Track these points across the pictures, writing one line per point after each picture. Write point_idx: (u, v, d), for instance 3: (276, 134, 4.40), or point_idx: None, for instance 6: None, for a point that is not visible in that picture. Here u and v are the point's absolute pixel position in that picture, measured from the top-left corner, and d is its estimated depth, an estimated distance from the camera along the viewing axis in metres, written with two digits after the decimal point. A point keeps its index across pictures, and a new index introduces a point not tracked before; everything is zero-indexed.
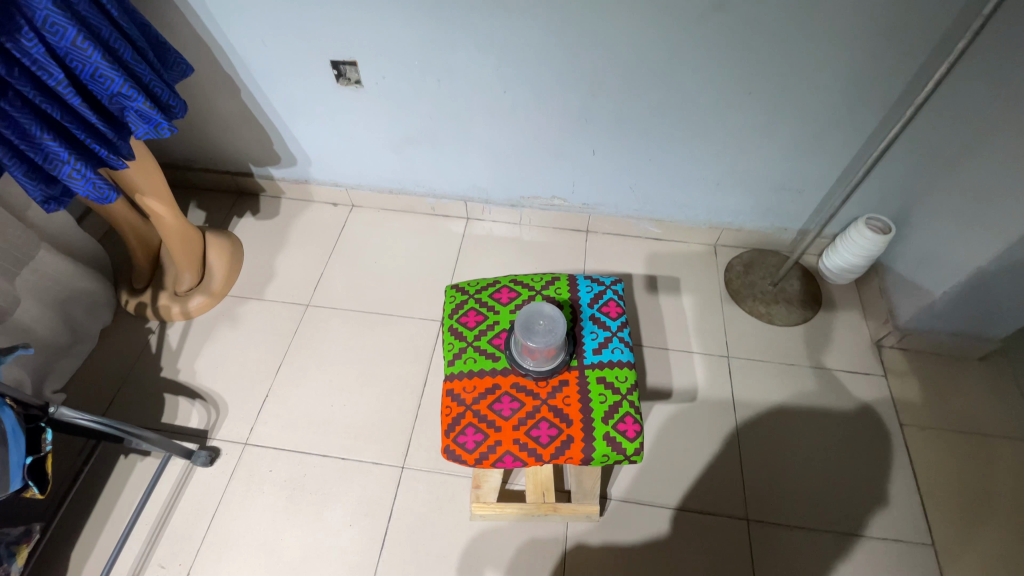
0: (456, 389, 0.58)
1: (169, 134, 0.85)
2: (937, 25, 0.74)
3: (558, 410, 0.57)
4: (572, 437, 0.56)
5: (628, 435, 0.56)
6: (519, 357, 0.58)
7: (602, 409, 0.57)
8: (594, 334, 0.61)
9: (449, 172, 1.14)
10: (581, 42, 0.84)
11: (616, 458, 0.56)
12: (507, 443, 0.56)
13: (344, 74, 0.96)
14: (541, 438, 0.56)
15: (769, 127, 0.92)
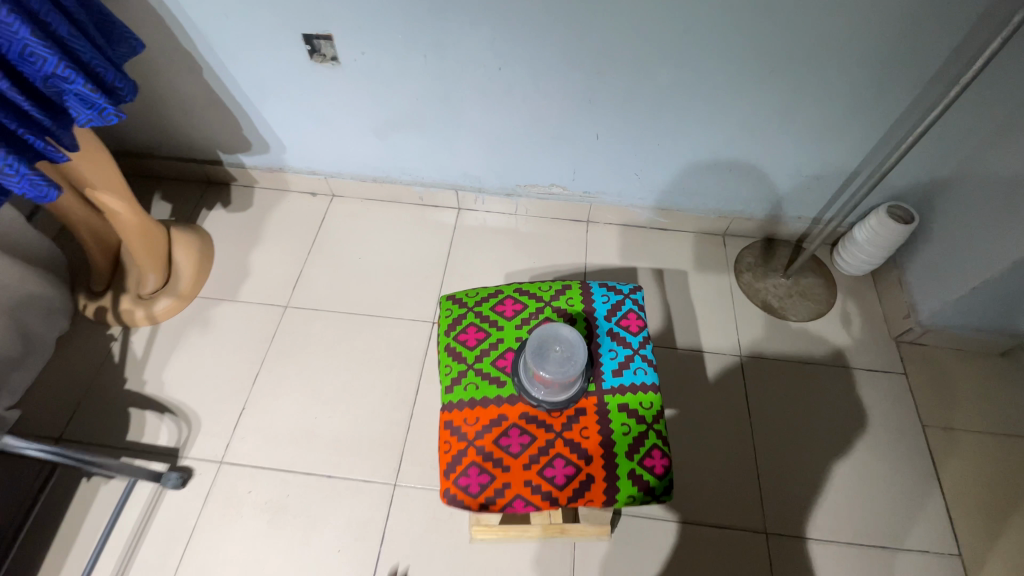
0: (457, 422, 0.56)
1: (116, 120, 0.74)
2: None
3: (575, 446, 0.54)
4: (591, 475, 0.53)
5: (655, 472, 0.54)
6: (527, 386, 0.56)
7: (627, 443, 0.55)
8: (615, 354, 0.59)
9: (438, 159, 1.04)
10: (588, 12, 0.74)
11: (643, 498, 0.54)
12: (516, 487, 0.53)
13: (318, 49, 0.86)
14: (555, 478, 0.53)
15: (790, 107, 0.85)
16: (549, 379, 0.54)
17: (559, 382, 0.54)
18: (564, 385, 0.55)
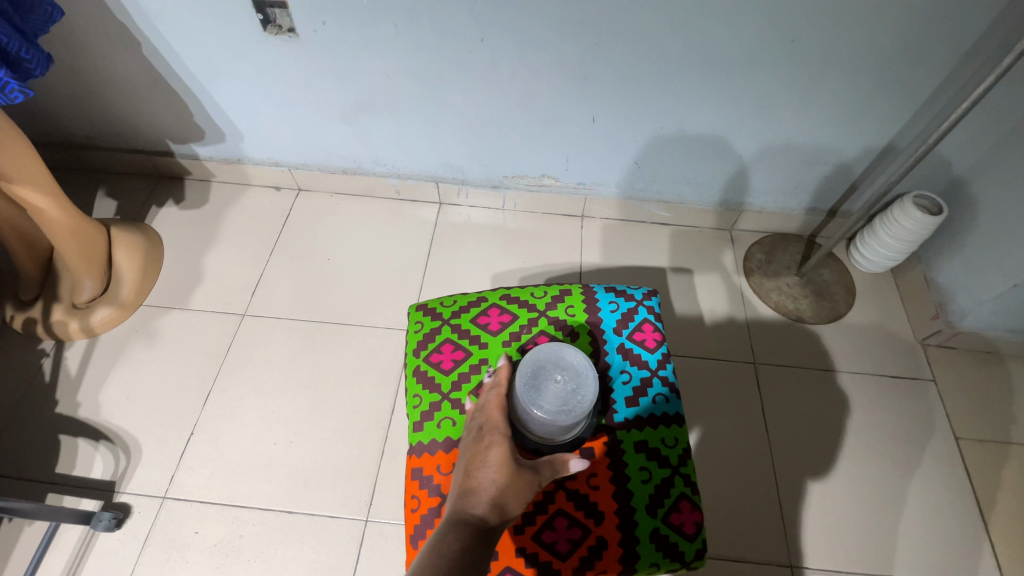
0: (429, 476, 0.53)
1: (22, 99, 0.62)
2: None
3: (581, 504, 0.51)
4: (602, 538, 0.50)
5: (685, 530, 0.51)
6: (520, 421, 0.53)
7: (649, 496, 0.52)
8: (629, 379, 0.57)
9: (415, 148, 0.94)
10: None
11: (672, 560, 0.50)
12: (507, 557, 0.49)
13: (272, 19, 0.74)
14: (559, 544, 0.50)
15: (810, 85, 0.75)
16: (544, 414, 0.51)
17: (557, 419, 0.51)
18: (562, 423, 0.51)
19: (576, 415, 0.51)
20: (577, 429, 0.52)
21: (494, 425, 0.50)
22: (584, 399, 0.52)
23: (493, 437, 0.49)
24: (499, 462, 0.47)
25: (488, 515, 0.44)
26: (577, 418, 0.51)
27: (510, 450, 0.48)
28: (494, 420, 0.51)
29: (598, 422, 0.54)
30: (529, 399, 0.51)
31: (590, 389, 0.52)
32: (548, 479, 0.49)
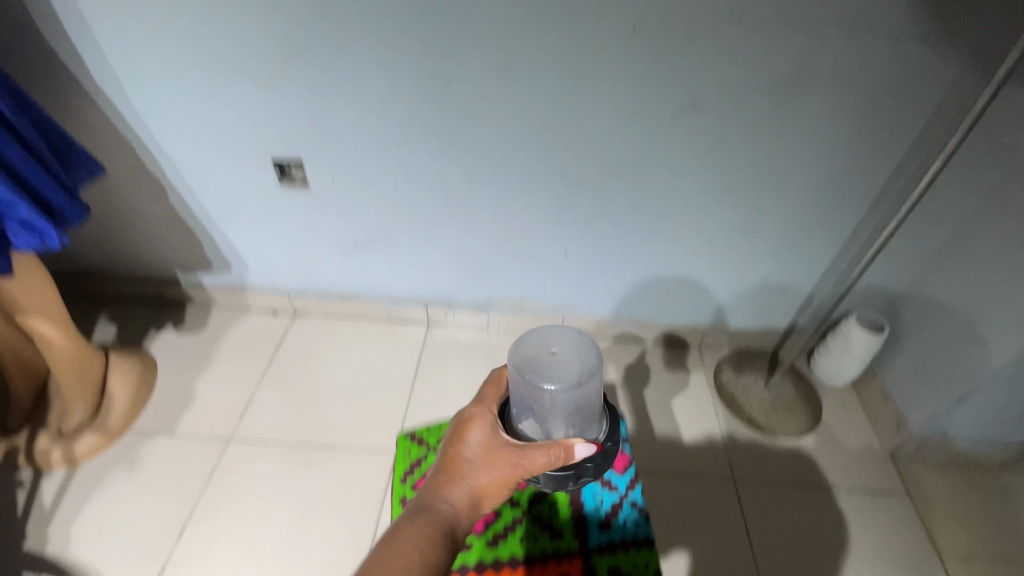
0: None
1: (59, 246, 0.70)
2: (910, 126, 0.73)
3: None
4: None
5: None
6: (518, 401, 0.52)
7: None
8: (603, 502, 0.68)
9: (406, 276, 1.02)
10: (558, 137, 0.78)
11: None
12: None
13: (288, 174, 0.87)
14: None
15: (752, 223, 0.87)
16: (544, 395, 0.49)
17: (558, 399, 0.49)
18: (564, 402, 0.49)
19: (580, 394, 0.49)
20: (583, 407, 0.51)
21: (472, 407, 0.52)
22: (590, 372, 0.49)
23: (469, 417, 0.51)
24: (468, 449, 0.49)
25: (450, 510, 0.47)
26: (583, 396, 0.50)
27: (495, 440, 0.49)
28: (489, 409, 0.52)
29: (601, 413, 0.54)
30: (527, 378, 0.49)
31: (596, 361, 0.50)
32: (527, 460, 0.47)
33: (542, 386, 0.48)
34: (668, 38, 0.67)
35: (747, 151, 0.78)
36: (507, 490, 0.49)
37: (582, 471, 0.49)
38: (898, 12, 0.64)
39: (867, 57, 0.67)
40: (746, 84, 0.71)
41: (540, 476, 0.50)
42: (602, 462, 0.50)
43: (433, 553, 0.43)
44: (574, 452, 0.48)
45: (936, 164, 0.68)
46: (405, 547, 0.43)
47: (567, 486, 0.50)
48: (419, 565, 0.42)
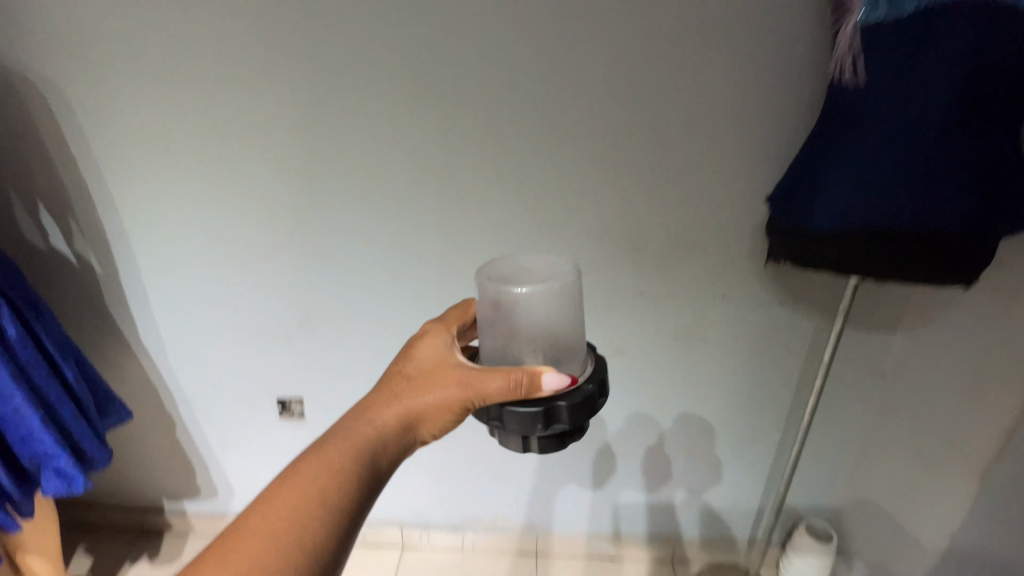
0: None
1: (81, 490, 0.79)
2: (792, 365, 0.93)
3: None
4: None
5: None
6: (488, 337, 0.53)
7: None
8: None
9: (387, 497, 1.10)
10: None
11: None
12: None
13: (289, 409, 1.01)
14: None
15: (691, 434, 1.01)
16: (512, 309, 0.50)
17: (526, 315, 0.50)
18: (534, 314, 0.50)
19: (547, 308, 0.50)
20: (553, 330, 0.51)
21: (428, 327, 0.55)
22: (558, 293, 0.50)
23: (426, 332, 0.55)
24: (412, 375, 0.51)
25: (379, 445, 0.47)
26: (552, 315, 0.50)
27: (450, 366, 0.51)
28: (449, 332, 0.55)
29: (580, 338, 0.54)
30: (494, 295, 0.50)
31: (567, 291, 0.51)
32: (471, 380, 0.48)
33: (511, 296, 0.50)
34: (593, 303, 0.89)
35: (671, 378, 0.96)
36: (450, 415, 0.49)
37: (555, 408, 0.47)
38: (758, 288, 0.87)
39: (743, 320, 0.90)
40: (657, 336, 0.92)
41: (503, 417, 0.47)
42: (578, 409, 0.47)
43: (345, 482, 0.44)
44: (541, 380, 0.47)
45: (811, 404, 0.87)
46: (320, 467, 0.44)
47: (537, 430, 0.47)
48: (325, 492, 0.43)
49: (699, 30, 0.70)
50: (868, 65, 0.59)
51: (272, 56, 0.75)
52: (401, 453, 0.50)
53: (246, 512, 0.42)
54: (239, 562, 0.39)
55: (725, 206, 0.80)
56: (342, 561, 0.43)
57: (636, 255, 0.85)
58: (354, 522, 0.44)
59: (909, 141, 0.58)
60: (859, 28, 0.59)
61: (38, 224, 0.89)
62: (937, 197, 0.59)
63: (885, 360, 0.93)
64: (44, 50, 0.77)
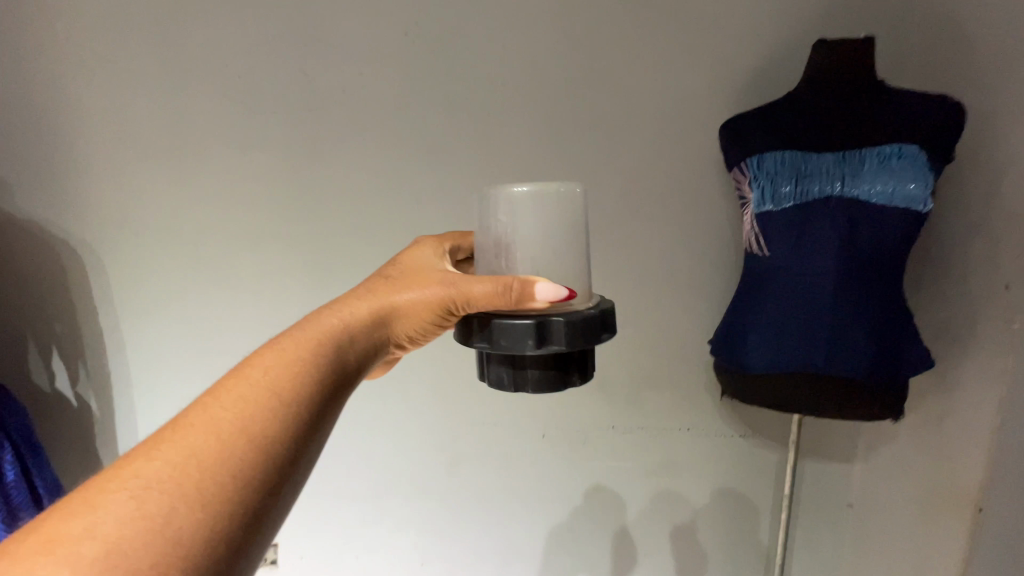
0: None
1: None
2: (763, 498, 0.96)
3: None
4: None
5: None
6: (481, 268, 0.48)
7: None
8: None
9: None
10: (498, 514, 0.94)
11: None
12: None
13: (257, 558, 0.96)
14: None
15: (675, 573, 0.99)
16: (505, 231, 0.45)
17: (521, 234, 0.44)
18: (530, 233, 0.44)
19: (546, 226, 0.45)
20: (552, 250, 0.45)
21: (425, 240, 0.52)
22: (560, 212, 0.45)
23: (419, 243, 0.51)
24: (399, 273, 0.46)
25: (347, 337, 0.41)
26: (551, 235, 0.45)
27: (432, 270, 0.46)
28: (438, 247, 0.51)
29: (587, 275, 0.47)
30: (490, 215, 0.46)
31: (568, 217, 0.45)
32: (455, 280, 0.43)
33: (505, 220, 0.45)
34: (572, 441, 0.92)
35: (649, 513, 0.97)
36: (430, 317, 0.44)
37: (548, 323, 0.40)
38: (719, 420, 0.93)
39: (711, 453, 0.94)
40: (634, 470, 0.94)
41: (492, 332, 0.41)
42: (576, 329, 0.40)
43: (306, 371, 0.36)
44: (534, 291, 0.41)
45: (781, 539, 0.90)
46: (276, 356, 0.37)
47: (529, 348, 0.40)
48: (280, 381, 0.35)
49: (643, 205, 0.86)
50: (768, 242, 0.74)
51: (287, 222, 0.85)
52: (372, 351, 0.43)
53: (188, 403, 0.34)
54: (177, 451, 0.31)
55: (680, 346, 0.90)
56: (305, 463, 0.35)
57: (607, 392, 0.91)
58: (319, 422, 0.36)
59: (808, 300, 0.72)
60: (756, 215, 0.75)
61: (45, 365, 0.88)
62: (843, 346, 0.70)
63: (850, 493, 0.97)
64: (82, 213, 0.84)
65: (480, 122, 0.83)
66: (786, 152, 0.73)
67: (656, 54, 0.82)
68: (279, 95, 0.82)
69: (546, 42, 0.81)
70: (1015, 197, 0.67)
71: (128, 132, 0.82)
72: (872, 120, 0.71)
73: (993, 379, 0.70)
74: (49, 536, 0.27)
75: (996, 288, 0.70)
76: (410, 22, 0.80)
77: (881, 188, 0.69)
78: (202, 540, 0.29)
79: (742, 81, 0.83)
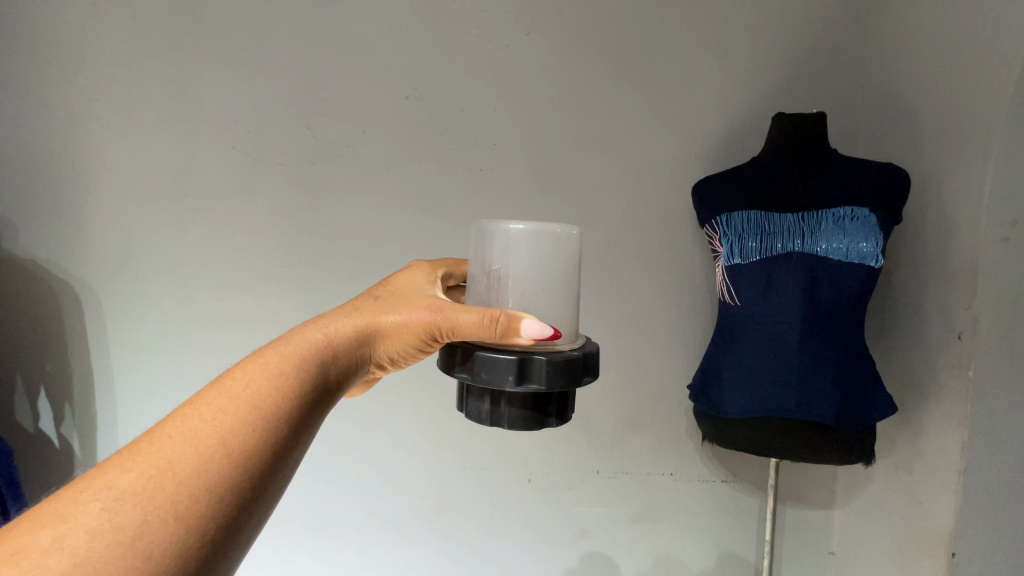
0: None
1: None
2: (745, 544, 0.97)
3: None
4: None
5: None
6: (472, 297, 0.52)
7: None
8: None
9: None
10: (483, 562, 0.94)
11: None
12: None
13: None
14: None
15: None
16: (501, 264, 0.48)
17: (515, 269, 0.48)
18: (524, 270, 0.48)
19: (539, 265, 0.48)
20: (541, 288, 0.48)
21: (416, 266, 0.56)
22: (553, 253, 0.49)
23: (409, 269, 0.55)
24: (386, 296, 0.50)
25: (331, 354, 0.43)
26: (543, 275, 0.48)
27: (420, 296, 0.49)
28: (431, 273, 0.55)
29: (573, 316, 0.51)
30: (488, 248, 0.49)
31: (558, 257, 0.49)
32: (441, 306, 0.47)
33: (498, 255, 0.49)
34: (557, 485, 0.93)
35: (633, 559, 0.96)
36: (413, 338, 0.47)
37: (530, 361, 0.43)
38: (700, 465, 0.96)
39: (693, 499, 0.96)
40: (618, 515, 0.95)
41: (476, 364, 0.44)
42: (557, 369, 0.43)
43: (287, 388, 0.38)
44: (519, 327, 0.44)
45: None
46: (258, 371, 0.38)
47: (510, 383, 0.43)
48: (260, 396, 0.37)
49: (623, 257, 0.92)
50: (738, 292, 0.80)
51: (284, 268, 0.89)
52: (353, 369, 0.45)
53: (166, 415, 0.35)
54: (153, 461, 0.32)
55: (660, 391, 0.94)
56: (280, 478, 0.36)
57: (591, 437, 0.94)
58: (296, 437, 0.38)
59: (777, 347, 0.77)
60: (727, 267, 0.81)
61: (31, 405, 0.88)
62: (811, 391, 0.74)
63: (831, 541, 0.98)
64: (85, 256, 0.87)
65: (472, 178, 0.89)
66: (751, 211, 0.80)
67: (632, 121, 0.90)
68: (283, 151, 0.88)
69: (534, 109, 0.89)
70: (959, 257, 0.73)
71: (139, 180, 0.87)
72: (827, 185, 0.78)
73: (951, 425, 0.74)
74: (19, 545, 0.28)
75: (948, 339, 0.74)
76: (409, 88, 0.88)
77: (837, 245, 0.75)
78: (173, 553, 0.30)
79: (710, 147, 0.92)
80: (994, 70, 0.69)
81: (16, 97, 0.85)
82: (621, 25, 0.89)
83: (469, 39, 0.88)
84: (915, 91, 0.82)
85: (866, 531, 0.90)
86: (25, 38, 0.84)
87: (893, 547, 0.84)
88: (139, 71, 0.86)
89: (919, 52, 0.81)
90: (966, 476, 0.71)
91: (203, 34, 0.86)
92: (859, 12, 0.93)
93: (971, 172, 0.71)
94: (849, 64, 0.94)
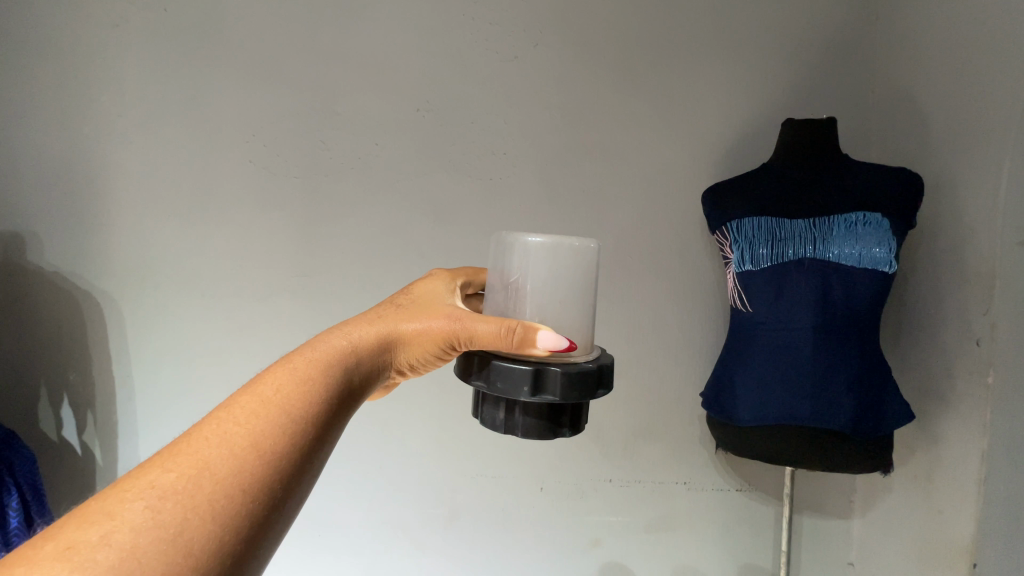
0: None
1: None
2: (762, 553, 0.96)
3: None
4: None
5: None
6: (489, 309, 0.52)
7: None
8: None
9: None
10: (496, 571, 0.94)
11: None
12: None
13: None
14: None
15: None
16: (519, 274, 0.49)
17: (532, 279, 0.48)
18: (540, 280, 0.48)
19: (555, 277, 0.49)
20: (556, 301, 0.49)
21: (437, 273, 0.57)
22: (570, 264, 0.49)
23: (429, 276, 0.56)
24: (410, 302, 0.51)
25: (354, 359, 0.44)
26: (559, 285, 0.49)
27: (440, 304, 0.50)
28: (450, 281, 0.56)
29: (588, 328, 0.51)
30: (507, 260, 0.50)
31: (575, 269, 0.49)
32: (462, 314, 0.47)
33: (517, 265, 0.49)
34: (570, 493, 0.93)
35: (648, 566, 0.96)
36: (432, 346, 0.48)
37: (545, 372, 0.44)
38: (714, 473, 0.95)
39: (707, 507, 0.95)
40: (632, 524, 0.95)
41: (491, 373, 0.45)
42: (571, 381, 0.44)
43: (314, 392, 0.39)
44: (535, 338, 0.44)
45: None
46: (287, 376, 0.39)
47: (524, 393, 0.44)
48: (289, 399, 0.38)
49: (633, 265, 0.92)
50: (750, 299, 0.80)
51: (299, 277, 0.91)
52: (374, 373, 0.46)
53: (201, 418, 0.37)
54: (192, 462, 0.33)
55: (673, 400, 0.94)
56: (306, 481, 0.37)
57: (603, 445, 0.93)
58: (322, 440, 0.39)
59: (790, 354, 0.76)
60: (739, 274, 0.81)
61: (55, 414, 0.91)
62: (825, 398, 0.73)
63: (851, 551, 0.97)
64: (108, 268, 0.90)
65: (483, 187, 0.90)
66: (763, 218, 0.80)
67: (642, 129, 0.91)
68: (298, 164, 0.90)
69: (542, 119, 0.90)
70: (975, 261, 0.72)
71: (158, 195, 0.89)
72: (838, 191, 0.77)
73: (970, 433, 0.72)
74: (70, 541, 0.29)
75: (966, 345, 0.73)
76: (420, 100, 0.89)
77: (850, 251, 0.75)
78: (211, 550, 0.31)
79: (719, 157, 0.92)
80: (1008, 73, 0.68)
81: (45, 117, 0.88)
82: (629, 35, 0.90)
83: (477, 51, 0.89)
84: (928, 97, 0.81)
85: (885, 540, 0.89)
86: (50, 58, 0.88)
87: (914, 556, 0.82)
88: (159, 88, 0.88)
89: (931, 57, 0.81)
90: (987, 484, 0.70)
91: (220, 52, 0.88)
92: (868, 18, 0.93)
93: (986, 175, 0.71)
94: (860, 70, 0.93)
